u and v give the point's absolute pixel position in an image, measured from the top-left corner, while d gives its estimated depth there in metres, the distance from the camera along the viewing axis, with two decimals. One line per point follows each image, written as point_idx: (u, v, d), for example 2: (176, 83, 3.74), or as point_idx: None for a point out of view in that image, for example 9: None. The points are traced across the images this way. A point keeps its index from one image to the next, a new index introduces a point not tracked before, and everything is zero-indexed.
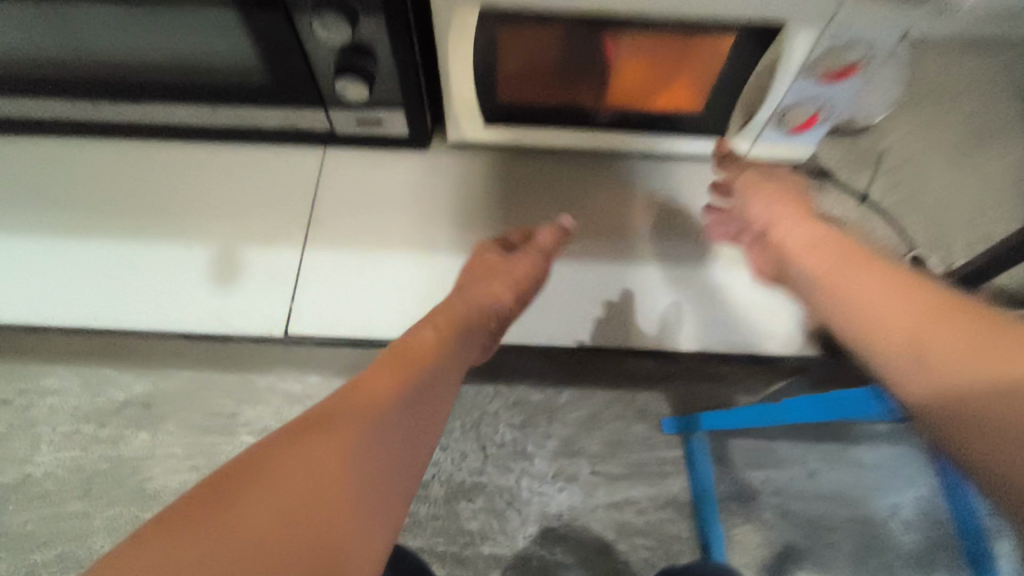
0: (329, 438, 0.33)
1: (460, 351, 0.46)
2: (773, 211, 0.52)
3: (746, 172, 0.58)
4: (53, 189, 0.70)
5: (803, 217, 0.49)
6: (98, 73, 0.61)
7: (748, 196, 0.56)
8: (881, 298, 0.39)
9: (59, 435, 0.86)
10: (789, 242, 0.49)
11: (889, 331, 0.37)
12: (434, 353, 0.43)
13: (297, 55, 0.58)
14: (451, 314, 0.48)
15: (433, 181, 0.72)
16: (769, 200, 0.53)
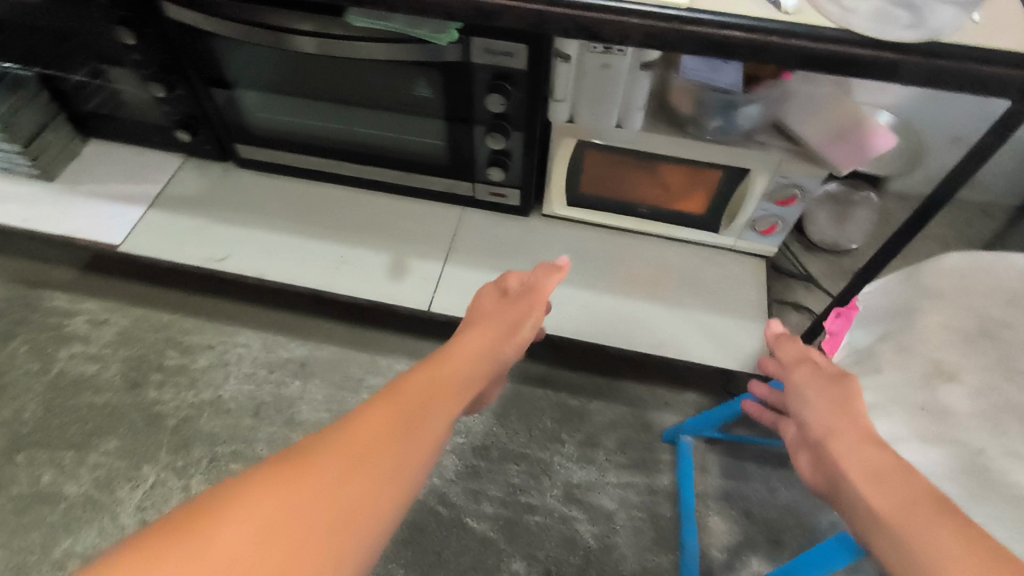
0: (328, 447, 0.43)
1: (453, 389, 0.57)
2: (841, 429, 0.50)
3: (822, 383, 0.55)
4: (299, 208, 1.13)
5: (862, 442, 0.48)
6: (342, 144, 1.06)
7: (815, 408, 0.53)
8: (903, 500, 0.42)
9: (242, 373, 1.24)
10: (846, 461, 0.47)
11: (904, 532, 0.40)
12: (429, 393, 0.53)
13: (467, 151, 1.00)
14: (439, 368, 0.59)
15: (529, 237, 1.11)
16: (840, 418, 0.51)
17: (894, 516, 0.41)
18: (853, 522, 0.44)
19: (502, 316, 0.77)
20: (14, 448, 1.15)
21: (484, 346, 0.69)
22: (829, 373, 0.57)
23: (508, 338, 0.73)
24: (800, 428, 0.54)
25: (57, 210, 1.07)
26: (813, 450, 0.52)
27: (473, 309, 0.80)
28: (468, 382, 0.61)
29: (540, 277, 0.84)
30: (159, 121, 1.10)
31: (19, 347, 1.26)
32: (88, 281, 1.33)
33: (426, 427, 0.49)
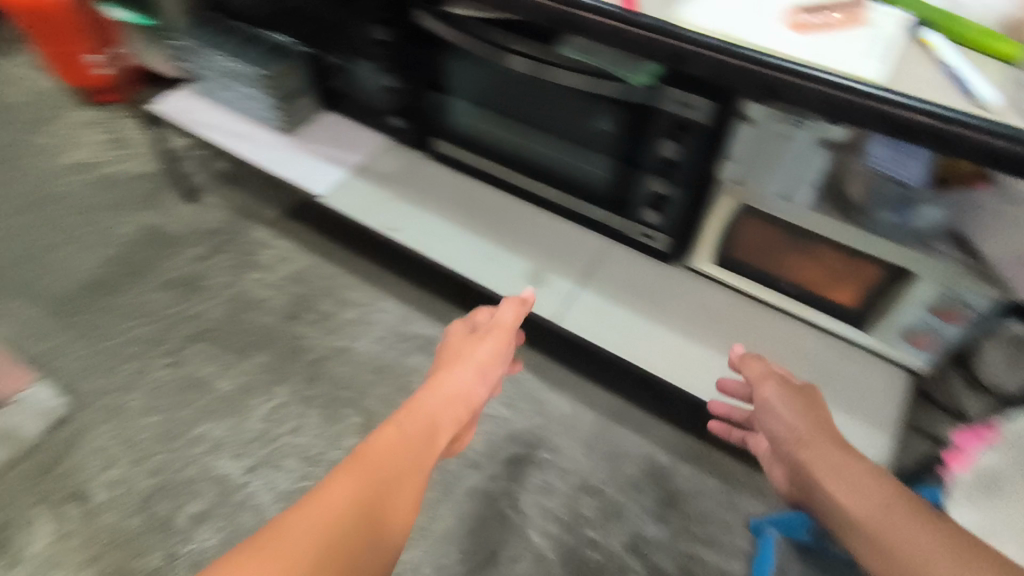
0: (300, 526, 0.47)
1: (422, 444, 0.61)
2: (809, 439, 0.69)
3: (791, 398, 0.75)
4: (467, 204, 1.26)
5: (830, 445, 0.67)
6: (521, 160, 1.17)
7: (786, 420, 0.73)
8: (857, 492, 0.60)
9: (377, 334, 1.38)
10: (813, 464, 0.66)
11: (890, 531, 0.55)
12: (394, 459, 0.57)
13: (631, 187, 1.05)
14: (391, 440, 0.59)
15: (667, 286, 1.14)
16: (805, 426, 0.71)
17: (855, 509, 0.59)
18: (832, 512, 0.61)
19: (467, 353, 0.77)
20: (191, 337, 1.35)
21: (457, 390, 0.70)
22: (791, 388, 0.77)
23: (480, 381, 0.74)
24: (776, 436, 0.74)
25: (286, 158, 1.29)
26: (788, 456, 0.71)
27: (444, 349, 0.81)
28: (438, 425, 0.65)
29: (506, 312, 0.85)
30: (381, 107, 1.29)
31: (221, 259, 1.49)
32: (285, 224, 1.56)
33: (392, 494, 0.54)
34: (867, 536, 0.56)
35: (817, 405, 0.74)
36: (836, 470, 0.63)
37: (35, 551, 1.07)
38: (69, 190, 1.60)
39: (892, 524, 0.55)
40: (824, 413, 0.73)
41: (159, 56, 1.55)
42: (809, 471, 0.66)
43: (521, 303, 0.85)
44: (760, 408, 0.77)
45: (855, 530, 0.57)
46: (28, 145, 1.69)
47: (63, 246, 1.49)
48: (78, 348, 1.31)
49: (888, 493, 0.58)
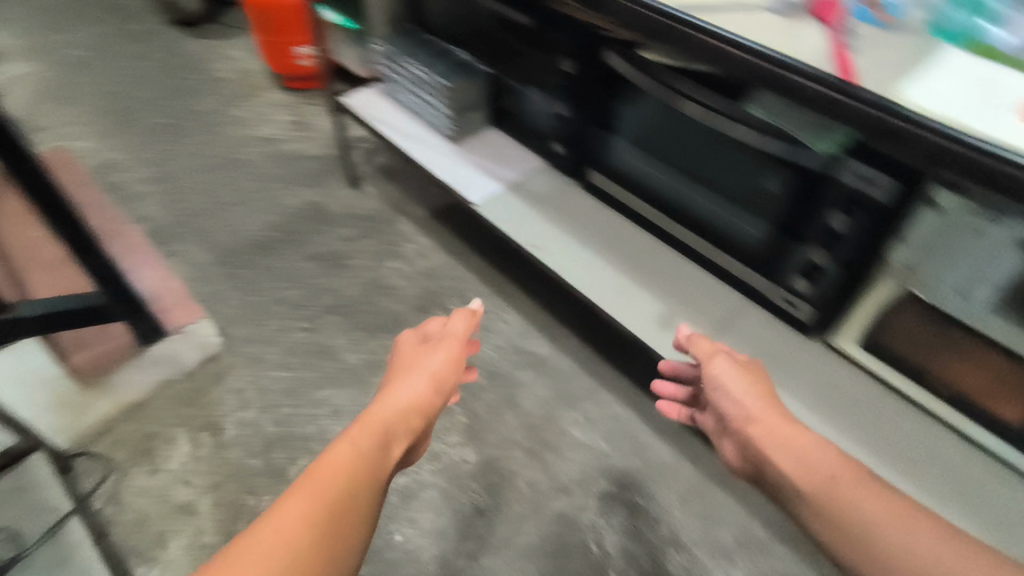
0: (267, 538, 0.51)
1: (377, 449, 0.66)
2: (761, 416, 0.77)
3: (739, 373, 0.83)
4: (610, 235, 1.28)
5: (781, 422, 0.74)
6: (672, 205, 1.19)
7: (739, 396, 0.81)
8: (805, 467, 0.67)
9: (494, 341, 1.42)
10: (766, 442, 0.73)
11: (845, 494, 0.61)
12: (352, 465, 0.61)
13: (784, 251, 1.04)
14: (339, 454, 0.62)
15: (800, 356, 1.10)
16: (754, 403, 0.79)
17: (807, 480, 0.65)
18: (786, 481, 0.68)
19: (419, 363, 0.84)
20: (330, 308, 1.46)
21: (410, 399, 0.76)
22: (738, 365, 0.85)
23: (434, 392, 0.80)
24: (729, 413, 0.81)
25: (449, 164, 1.39)
26: (742, 435, 0.78)
27: (398, 358, 0.87)
28: (391, 433, 0.69)
29: (458, 324, 0.92)
30: (545, 132, 1.35)
31: (367, 243, 1.61)
32: (428, 222, 1.66)
33: (357, 493, 0.58)
34: (816, 503, 0.63)
35: (760, 385, 0.81)
36: (790, 449, 0.70)
37: (170, 466, 1.18)
38: (253, 159, 1.81)
39: (840, 492, 0.61)
40: (768, 392, 0.80)
41: (358, 58, 1.73)
42: (763, 448, 0.73)
43: (469, 314, 0.93)
44: (709, 385, 0.85)
45: (808, 500, 0.64)
46: (229, 115, 1.94)
47: (239, 206, 1.68)
48: (234, 297, 1.47)
49: (827, 463, 0.66)
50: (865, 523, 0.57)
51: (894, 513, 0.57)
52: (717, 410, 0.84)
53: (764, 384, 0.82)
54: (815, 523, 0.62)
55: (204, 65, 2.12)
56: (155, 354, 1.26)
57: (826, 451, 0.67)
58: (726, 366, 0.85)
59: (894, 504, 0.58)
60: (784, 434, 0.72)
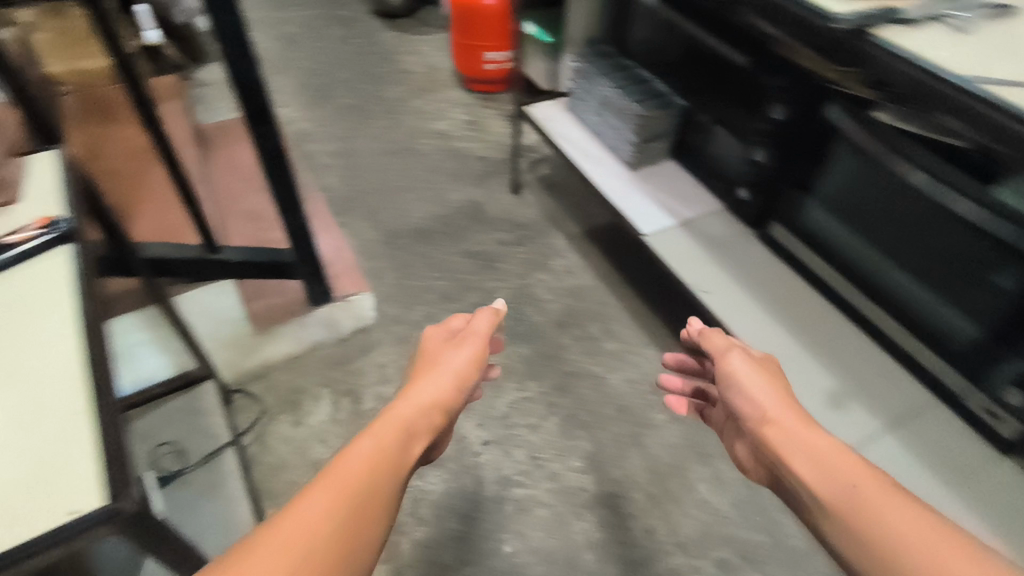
0: (275, 546, 0.48)
1: (395, 451, 0.63)
2: (778, 418, 0.70)
3: (759, 372, 0.78)
4: (783, 297, 1.20)
5: (800, 426, 0.67)
6: (861, 275, 1.10)
7: (756, 397, 0.74)
8: (823, 472, 0.59)
9: (630, 374, 1.38)
10: (782, 444, 0.66)
11: (872, 513, 0.52)
12: (365, 473, 0.58)
13: (996, 355, 0.92)
14: (352, 454, 0.60)
15: (987, 474, 0.98)
16: (774, 404, 0.72)
17: (826, 493, 0.57)
18: (803, 490, 0.60)
19: (443, 359, 0.81)
20: (475, 307, 1.50)
21: (429, 400, 0.73)
22: (755, 364, 0.79)
23: (457, 387, 0.77)
24: (743, 412, 0.75)
25: (623, 190, 1.38)
26: (756, 437, 0.71)
27: (424, 352, 0.83)
28: (411, 428, 0.67)
29: (481, 322, 0.87)
30: (732, 176, 1.30)
31: (520, 250, 1.64)
32: (581, 241, 1.66)
33: (370, 503, 0.55)
34: (833, 517, 0.54)
35: (785, 390, 0.74)
36: (812, 453, 0.62)
37: (312, 421, 1.25)
38: (427, 150, 1.91)
39: (866, 507, 0.52)
40: (791, 399, 0.73)
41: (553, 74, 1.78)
42: (781, 451, 0.65)
43: (494, 311, 0.88)
44: (723, 381, 0.80)
45: (828, 515, 0.55)
46: (411, 105, 2.06)
47: (408, 192, 1.78)
48: (390, 277, 1.55)
49: (847, 472, 0.57)
50: (900, 557, 0.48)
51: (928, 540, 0.47)
52: (730, 407, 0.78)
53: (784, 387, 0.76)
54: (832, 537, 0.54)
55: (397, 56, 2.27)
56: (320, 315, 1.34)
57: (848, 460, 0.59)
58: (743, 362, 0.79)
59: (925, 528, 0.48)
60: (805, 441, 0.64)
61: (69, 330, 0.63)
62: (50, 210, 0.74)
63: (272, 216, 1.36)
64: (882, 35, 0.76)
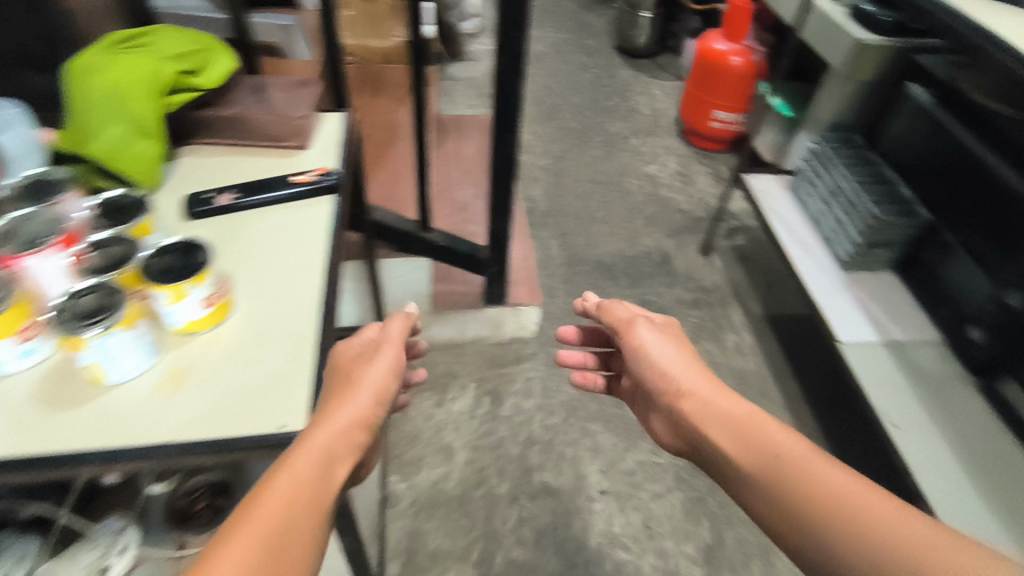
0: None
1: (319, 485, 0.53)
2: (688, 390, 0.69)
3: (667, 338, 0.77)
4: (991, 464, 1.00)
5: (702, 397, 0.67)
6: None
7: (662, 369, 0.73)
8: (742, 440, 0.60)
9: None
10: (702, 419, 0.65)
11: (798, 478, 0.54)
12: (306, 486, 0.53)
13: None
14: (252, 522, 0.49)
15: None
16: (681, 378, 0.71)
17: (746, 455, 0.59)
18: (726, 460, 0.61)
19: (357, 375, 0.63)
20: None
21: (348, 421, 0.58)
22: (662, 335, 0.78)
23: (378, 405, 0.62)
24: (655, 388, 0.73)
25: (829, 288, 1.28)
26: (673, 413, 0.70)
27: (333, 367, 0.65)
28: (331, 468, 0.55)
29: (393, 329, 0.69)
30: (967, 309, 1.14)
31: (693, 314, 1.58)
32: (762, 324, 1.56)
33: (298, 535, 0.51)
34: (760, 481, 0.56)
35: (696, 366, 0.72)
36: (727, 425, 0.63)
37: (451, 408, 1.33)
38: (630, 189, 1.92)
39: (784, 465, 0.56)
40: (708, 380, 0.70)
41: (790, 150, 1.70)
42: (699, 422, 0.65)
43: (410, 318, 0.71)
44: (629, 353, 0.78)
45: (748, 479, 0.57)
46: (628, 143, 2.09)
47: (600, 224, 1.81)
48: (562, 299, 1.58)
49: (761, 433, 0.59)
50: (829, 502, 0.51)
51: (858, 492, 0.51)
52: (637, 379, 0.77)
53: (696, 360, 0.74)
54: (755, 501, 0.56)
55: (627, 92, 2.32)
56: (488, 314, 1.40)
57: (759, 423, 0.61)
58: (646, 329, 0.78)
59: (854, 480, 0.52)
60: (718, 414, 0.64)
61: (314, 263, 0.71)
62: (328, 160, 0.85)
63: (476, 210, 1.45)
64: None
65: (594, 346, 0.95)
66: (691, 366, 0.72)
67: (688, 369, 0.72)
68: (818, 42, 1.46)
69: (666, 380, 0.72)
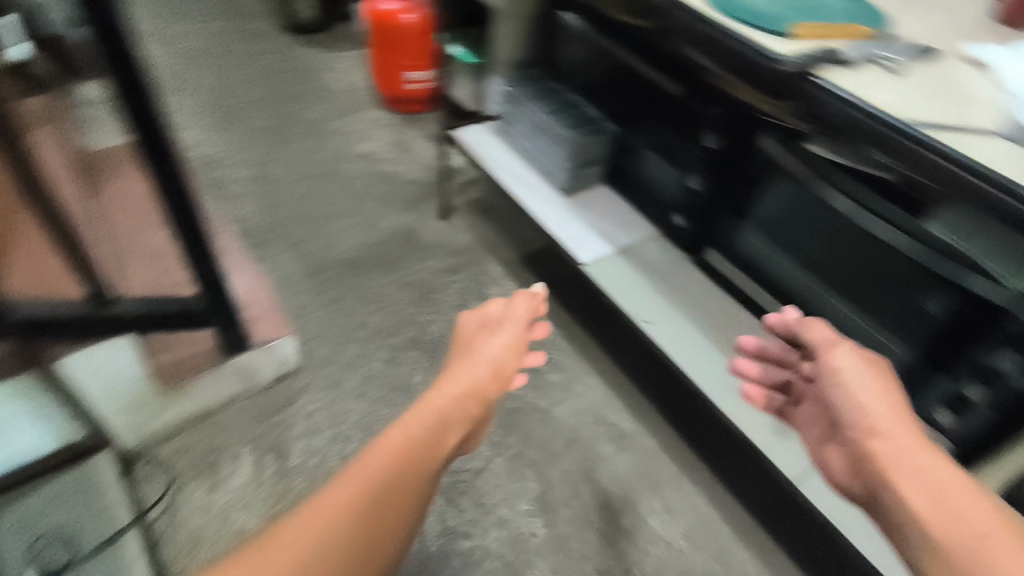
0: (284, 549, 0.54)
1: (433, 431, 0.70)
2: (882, 431, 0.63)
3: (879, 370, 0.71)
4: (721, 325, 1.19)
5: (931, 451, 0.59)
6: (804, 293, 1.09)
7: (862, 406, 0.67)
8: (934, 499, 0.54)
9: (577, 407, 1.34)
10: (885, 460, 0.61)
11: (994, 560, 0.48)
12: (420, 440, 0.68)
13: (923, 379, 0.94)
14: (392, 442, 0.65)
15: None
16: (883, 410, 0.65)
17: (935, 518, 0.53)
18: (889, 508, 0.58)
19: (477, 349, 0.89)
20: (410, 342, 1.42)
21: (465, 390, 0.80)
22: (865, 367, 0.71)
23: (491, 379, 0.85)
24: (849, 423, 0.68)
25: (561, 218, 1.35)
26: (857, 447, 0.65)
27: (460, 349, 0.93)
28: (443, 424, 0.73)
29: (515, 305, 0.96)
30: (669, 197, 1.28)
31: (455, 280, 1.57)
32: (517, 268, 1.61)
33: (418, 469, 0.64)
34: (936, 546, 0.51)
35: (897, 405, 0.66)
36: (932, 478, 0.56)
37: (232, 485, 1.14)
38: (352, 175, 1.81)
39: (986, 548, 0.49)
40: (897, 409, 0.65)
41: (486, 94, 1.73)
42: (882, 472, 0.61)
43: (536, 297, 0.97)
44: (825, 378, 0.73)
45: (921, 541, 0.53)
46: (333, 127, 1.95)
47: (333, 220, 1.67)
48: (318, 315, 1.44)
49: (921, 465, 0.58)
50: None
51: None
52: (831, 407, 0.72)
53: (900, 401, 0.67)
54: (926, 563, 0.52)
55: (315, 73, 2.15)
56: (237, 365, 1.21)
57: (968, 488, 0.54)
58: (851, 357, 0.72)
59: None
60: (914, 465, 0.58)
61: None
62: None
63: (173, 254, 1.21)
64: (824, 75, 0.71)
65: (771, 363, 0.89)
66: (911, 416, 0.64)
67: (906, 418, 0.64)
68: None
69: (859, 418, 0.67)
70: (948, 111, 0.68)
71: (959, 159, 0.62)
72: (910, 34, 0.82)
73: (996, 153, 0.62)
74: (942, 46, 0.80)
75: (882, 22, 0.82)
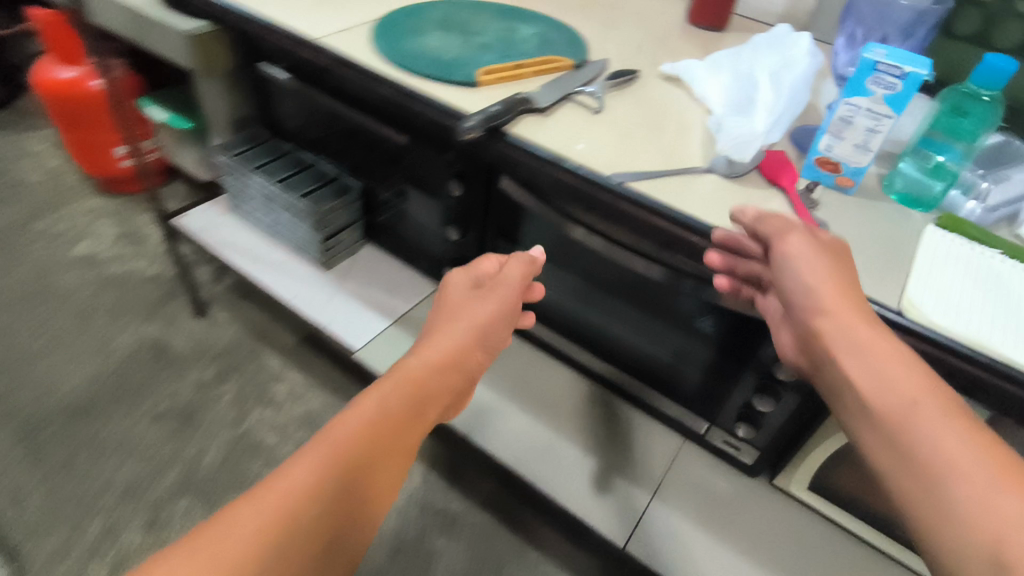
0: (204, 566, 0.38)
1: (403, 416, 0.50)
2: (829, 307, 0.45)
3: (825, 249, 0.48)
4: (519, 375, 1.07)
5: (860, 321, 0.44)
6: (586, 327, 1.00)
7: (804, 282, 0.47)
8: (887, 379, 0.41)
9: (396, 504, 1.17)
10: (832, 339, 0.44)
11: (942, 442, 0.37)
12: (372, 427, 0.47)
13: (717, 397, 0.90)
14: (353, 438, 0.46)
15: (743, 505, 0.94)
16: (826, 288, 0.46)
17: (881, 399, 0.41)
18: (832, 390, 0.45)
19: (467, 308, 0.63)
20: (176, 488, 1.14)
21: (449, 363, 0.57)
22: (814, 254, 0.47)
23: (482, 349, 0.60)
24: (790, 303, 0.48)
25: (322, 299, 1.15)
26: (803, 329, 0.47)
27: (442, 299, 0.65)
28: (421, 419, 0.52)
29: (512, 266, 0.68)
30: (433, 250, 1.14)
31: (224, 390, 1.30)
32: (299, 354, 1.39)
33: (374, 484, 0.46)
34: (886, 432, 0.40)
35: (848, 294, 0.46)
36: (880, 348, 0.42)
37: None
38: (69, 288, 1.44)
39: (933, 428, 0.38)
40: (851, 300, 0.45)
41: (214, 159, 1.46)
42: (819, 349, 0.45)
43: (530, 260, 0.70)
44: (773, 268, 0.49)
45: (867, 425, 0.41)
46: (30, 233, 1.55)
47: (48, 356, 1.31)
48: (39, 496, 1.10)
49: (870, 347, 0.43)
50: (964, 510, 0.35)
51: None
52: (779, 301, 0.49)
53: (852, 286, 0.47)
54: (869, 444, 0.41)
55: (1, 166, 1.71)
56: None
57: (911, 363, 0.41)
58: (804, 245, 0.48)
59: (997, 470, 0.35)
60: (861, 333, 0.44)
61: None
62: None
63: None
64: (519, 132, 0.60)
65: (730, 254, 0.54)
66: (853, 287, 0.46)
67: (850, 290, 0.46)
68: (142, 38, 1.18)
69: (803, 294, 0.47)
70: (656, 154, 0.59)
71: (676, 218, 0.54)
72: (604, 55, 0.74)
73: (706, 198, 0.55)
74: (638, 67, 0.73)
75: (577, 48, 0.73)
